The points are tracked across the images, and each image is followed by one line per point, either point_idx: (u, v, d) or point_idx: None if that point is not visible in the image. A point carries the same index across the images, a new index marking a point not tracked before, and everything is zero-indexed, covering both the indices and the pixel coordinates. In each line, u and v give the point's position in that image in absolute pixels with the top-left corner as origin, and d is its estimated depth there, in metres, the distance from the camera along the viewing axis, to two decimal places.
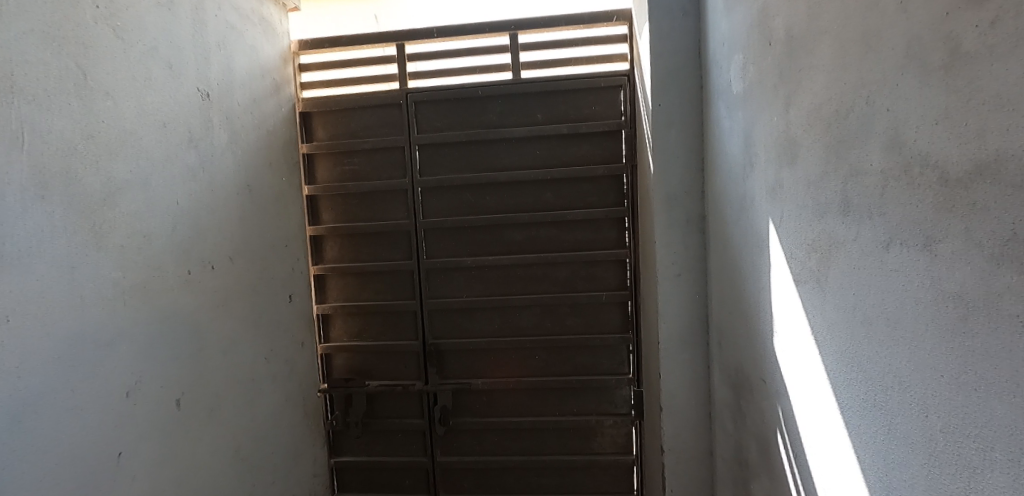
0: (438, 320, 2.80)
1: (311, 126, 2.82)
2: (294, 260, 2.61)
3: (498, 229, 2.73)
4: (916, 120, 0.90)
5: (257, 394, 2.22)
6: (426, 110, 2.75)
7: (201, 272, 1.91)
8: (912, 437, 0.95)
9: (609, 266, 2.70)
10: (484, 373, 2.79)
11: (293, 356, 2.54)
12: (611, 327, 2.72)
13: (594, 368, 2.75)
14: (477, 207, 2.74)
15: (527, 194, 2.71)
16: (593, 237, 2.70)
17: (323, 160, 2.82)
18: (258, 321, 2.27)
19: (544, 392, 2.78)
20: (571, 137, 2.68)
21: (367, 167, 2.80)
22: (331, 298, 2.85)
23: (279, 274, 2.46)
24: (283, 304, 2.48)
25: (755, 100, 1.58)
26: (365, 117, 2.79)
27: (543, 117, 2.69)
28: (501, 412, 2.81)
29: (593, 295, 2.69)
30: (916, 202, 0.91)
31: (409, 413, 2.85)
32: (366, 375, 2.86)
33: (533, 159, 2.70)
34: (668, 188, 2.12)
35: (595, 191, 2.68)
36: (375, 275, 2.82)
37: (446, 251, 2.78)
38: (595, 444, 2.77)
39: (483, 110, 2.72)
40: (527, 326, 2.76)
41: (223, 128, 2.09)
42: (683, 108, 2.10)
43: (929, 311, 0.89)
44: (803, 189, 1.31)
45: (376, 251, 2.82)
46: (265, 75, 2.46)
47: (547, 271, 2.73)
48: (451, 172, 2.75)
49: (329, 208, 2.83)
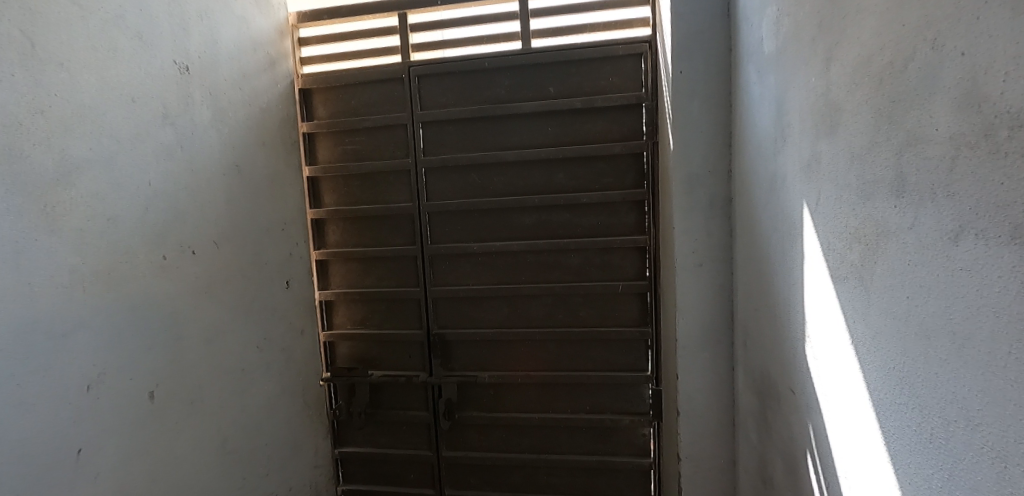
0: (443, 309, 2.65)
1: (311, 104, 2.68)
2: (291, 245, 2.50)
3: (507, 213, 2.54)
4: (1006, 64, 0.66)
5: (248, 385, 2.13)
6: (429, 85, 2.56)
7: (179, 257, 1.80)
8: (983, 490, 0.73)
9: (627, 253, 2.47)
10: (490, 365, 2.63)
11: (290, 344, 2.44)
12: (628, 319, 2.50)
13: (609, 363, 2.54)
14: (484, 189, 2.55)
15: (537, 175, 2.50)
16: (609, 221, 2.47)
17: (323, 139, 2.68)
18: (250, 309, 2.17)
19: (555, 387, 2.59)
20: (585, 112, 2.43)
21: (369, 146, 2.64)
22: (334, 284, 2.74)
23: (274, 259, 2.35)
24: (279, 291, 2.37)
25: (789, 59, 1.32)
26: (367, 93, 2.62)
27: (556, 90, 2.45)
28: (509, 408, 2.64)
29: (608, 285, 2.47)
30: (1003, 178, 0.67)
31: (413, 405, 2.72)
32: (370, 364, 2.74)
33: (545, 137, 2.48)
34: (689, 167, 1.88)
35: (611, 171, 2.45)
36: (378, 261, 2.68)
37: (451, 237, 2.60)
38: (610, 445, 2.58)
39: (491, 84, 2.50)
40: (537, 318, 2.57)
41: (206, 106, 1.96)
42: (707, 76, 1.84)
43: (1013, 330, 0.66)
44: (844, 164, 1.06)
45: (379, 235, 2.67)
46: (257, 48, 2.32)
47: (558, 259, 2.52)
48: (456, 151, 2.56)
49: (331, 190, 2.70)
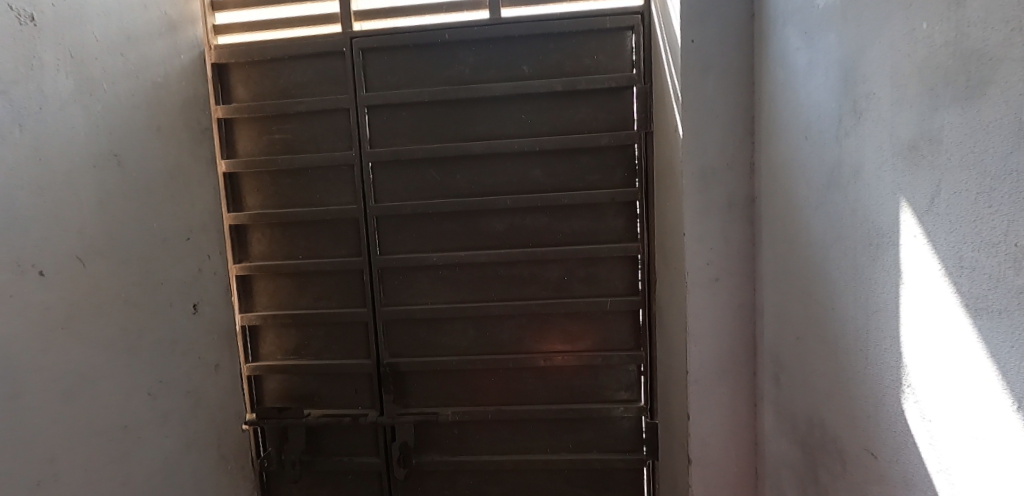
0: (396, 333, 2.19)
1: (228, 83, 2.17)
2: (201, 258, 1.98)
3: (473, 217, 2.12)
4: None
5: (135, 447, 1.61)
6: (376, 61, 2.10)
7: (17, 282, 1.28)
8: None
9: (615, 263, 2.09)
10: (455, 400, 2.19)
11: (199, 385, 1.92)
12: (617, 341, 2.13)
13: (596, 394, 2.15)
14: (445, 188, 2.12)
15: (509, 172, 2.09)
16: (595, 226, 2.09)
17: (244, 127, 2.18)
18: (137, 345, 1.65)
19: (533, 423, 2.18)
20: (566, 96, 2.05)
21: (302, 136, 2.16)
22: (260, 304, 2.24)
23: (175, 277, 1.83)
24: (182, 317, 1.85)
25: (870, 5, 0.97)
26: (298, 70, 2.14)
27: (531, 70, 2.05)
28: (478, 450, 2.21)
29: (595, 301, 2.09)
30: None
31: (361, 449, 2.25)
32: (307, 401, 2.25)
33: (518, 126, 2.07)
34: (703, 159, 1.51)
35: (597, 167, 2.07)
36: (315, 276, 2.20)
37: (405, 246, 2.15)
38: (598, 490, 2.19)
39: (452, 61, 2.07)
40: (510, 342, 2.15)
41: (65, 73, 1.45)
42: (725, 45, 1.49)
43: None
44: (997, 143, 0.71)
45: (316, 245, 2.19)
46: (149, 7, 1.80)
47: (535, 271, 2.12)
48: (410, 142, 2.12)
49: (254, 190, 2.19)
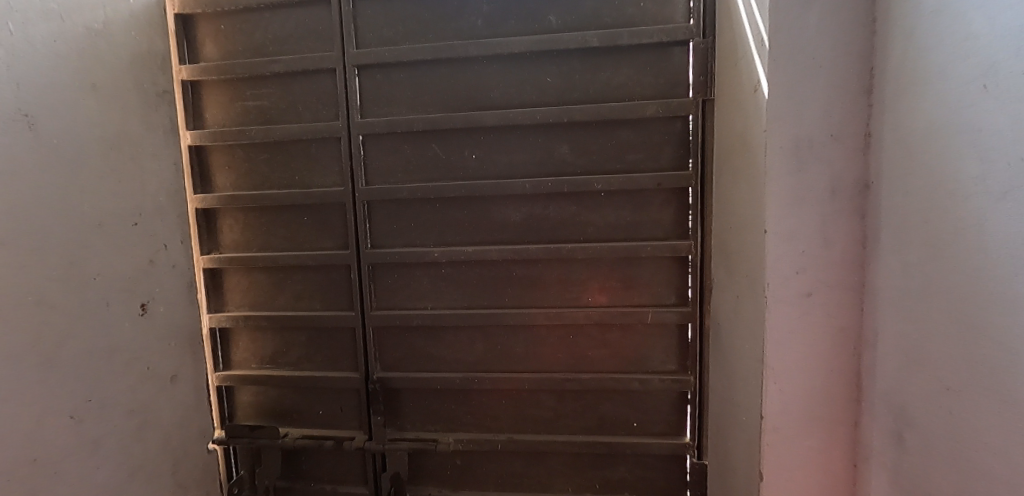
0: (389, 342, 1.82)
1: (195, 39, 1.81)
2: (154, 247, 1.64)
3: (484, 204, 1.72)
4: None
5: (50, 485, 1.27)
6: (370, 11, 1.71)
7: None
8: None
9: (659, 265, 1.68)
10: (459, 425, 1.82)
11: (150, 400, 1.59)
12: (659, 361, 1.72)
13: (631, 425, 1.75)
14: (450, 168, 1.73)
15: (529, 148, 1.69)
16: (635, 218, 1.67)
17: (213, 92, 1.83)
18: (56, 356, 1.31)
19: (551, 456, 1.79)
20: (602, 54, 1.63)
21: (280, 102, 1.79)
22: (232, 303, 1.90)
23: (116, 270, 1.49)
24: (125, 320, 1.51)
25: None
26: (277, 23, 1.77)
27: (559, 21, 1.63)
28: (485, 485, 1.84)
29: (632, 312, 1.68)
30: None
31: (346, 477, 1.90)
32: (285, 418, 1.91)
33: (541, 91, 1.67)
34: (796, 128, 1.09)
35: (640, 144, 1.65)
36: (295, 271, 1.85)
37: (401, 238, 1.78)
38: None
39: (461, 10, 1.67)
40: (527, 358, 1.76)
41: None
42: None
43: None
44: None
45: (296, 234, 1.83)
46: None
47: (559, 273, 1.72)
48: (409, 111, 1.73)
49: (225, 167, 1.85)
